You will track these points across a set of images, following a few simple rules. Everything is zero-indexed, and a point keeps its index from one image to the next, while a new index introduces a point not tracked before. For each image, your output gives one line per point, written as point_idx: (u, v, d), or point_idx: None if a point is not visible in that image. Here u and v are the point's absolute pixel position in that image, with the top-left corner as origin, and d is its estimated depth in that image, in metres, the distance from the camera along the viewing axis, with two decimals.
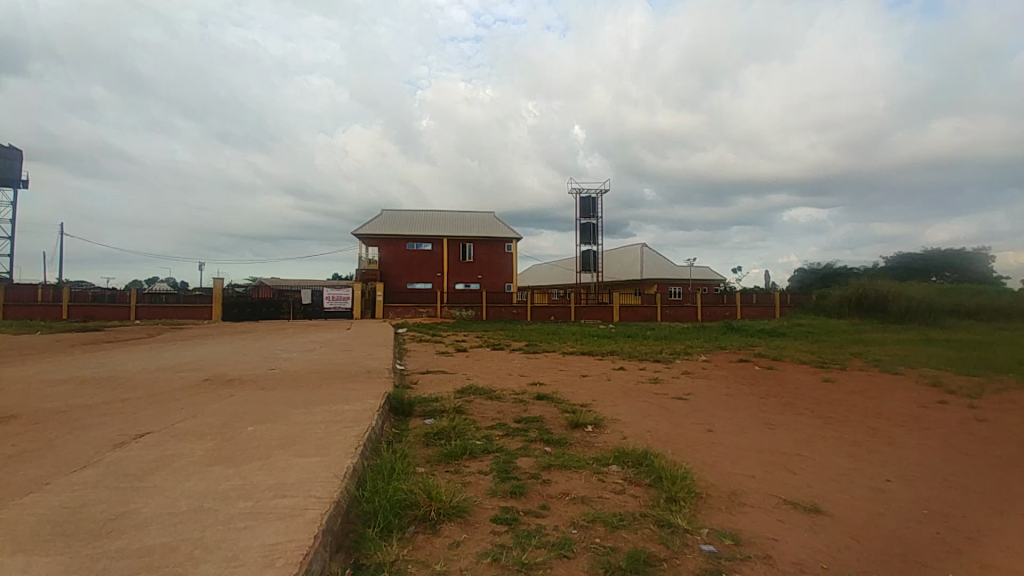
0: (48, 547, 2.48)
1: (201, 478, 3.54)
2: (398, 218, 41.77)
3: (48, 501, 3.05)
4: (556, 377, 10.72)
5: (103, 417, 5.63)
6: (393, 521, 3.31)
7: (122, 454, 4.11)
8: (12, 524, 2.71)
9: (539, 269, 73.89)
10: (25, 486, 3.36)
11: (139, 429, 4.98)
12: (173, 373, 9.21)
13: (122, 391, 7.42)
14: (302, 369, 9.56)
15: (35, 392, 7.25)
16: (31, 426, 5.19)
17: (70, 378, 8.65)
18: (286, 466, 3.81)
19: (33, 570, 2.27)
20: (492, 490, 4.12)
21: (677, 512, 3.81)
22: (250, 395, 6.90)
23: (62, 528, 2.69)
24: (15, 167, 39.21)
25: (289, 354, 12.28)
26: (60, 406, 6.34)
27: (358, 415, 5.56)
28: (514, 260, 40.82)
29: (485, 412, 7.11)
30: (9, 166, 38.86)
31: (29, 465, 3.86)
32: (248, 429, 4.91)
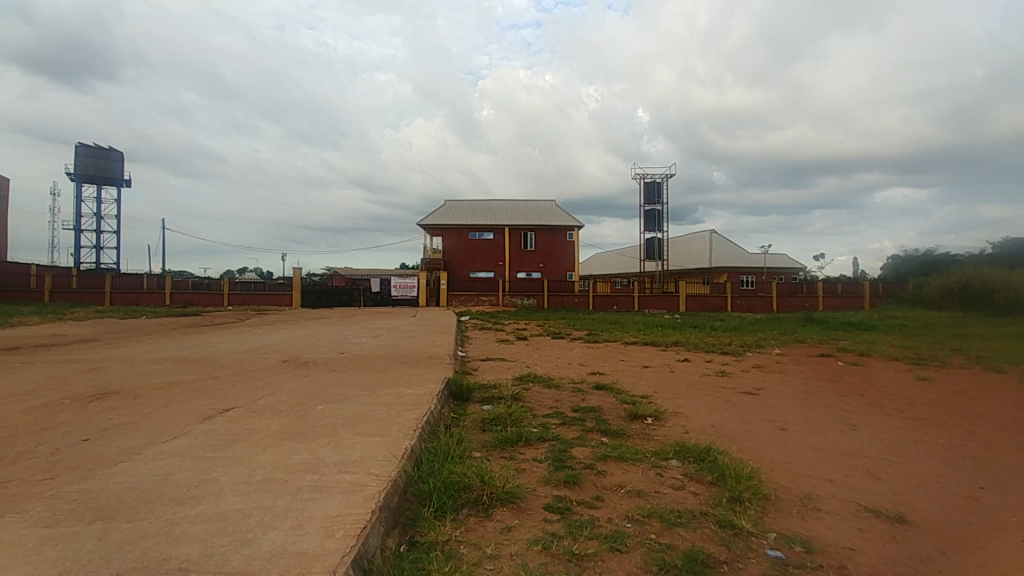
0: (128, 514, 2.76)
1: (276, 450, 3.84)
2: (460, 208, 42.55)
3: (135, 470, 3.41)
4: (617, 367, 10.48)
5: (195, 393, 6.24)
6: (447, 502, 3.41)
7: (208, 427, 4.55)
8: (104, 491, 3.07)
9: (601, 257, 72.79)
10: (121, 455, 3.81)
11: (225, 405, 5.48)
12: (257, 354, 10.04)
13: (214, 370, 8.20)
14: (370, 353, 10.09)
15: (144, 371, 8.19)
16: (133, 402, 5.86)
17: (169, 357, 9.72)
18: (350, 444, 4.03)
19: (111, 536, 2.53)
20: (546, 478, 4.11)
21: (740, 513, 3.61)
22: (322, 376, 7.37)
23: (147, 495, 3.01)
24: (116, 167, 44.26)
25: (358, 340, 12.97)
26: (160, 382, 7.12)
27: (419, 398, 5.77)
28: (576, 248, 40.30)
29: (543, 400, 7.11)
30: (112, 167, 43.93)
31: (132, 436, 4.38)
32: (319, 408, 5.26)
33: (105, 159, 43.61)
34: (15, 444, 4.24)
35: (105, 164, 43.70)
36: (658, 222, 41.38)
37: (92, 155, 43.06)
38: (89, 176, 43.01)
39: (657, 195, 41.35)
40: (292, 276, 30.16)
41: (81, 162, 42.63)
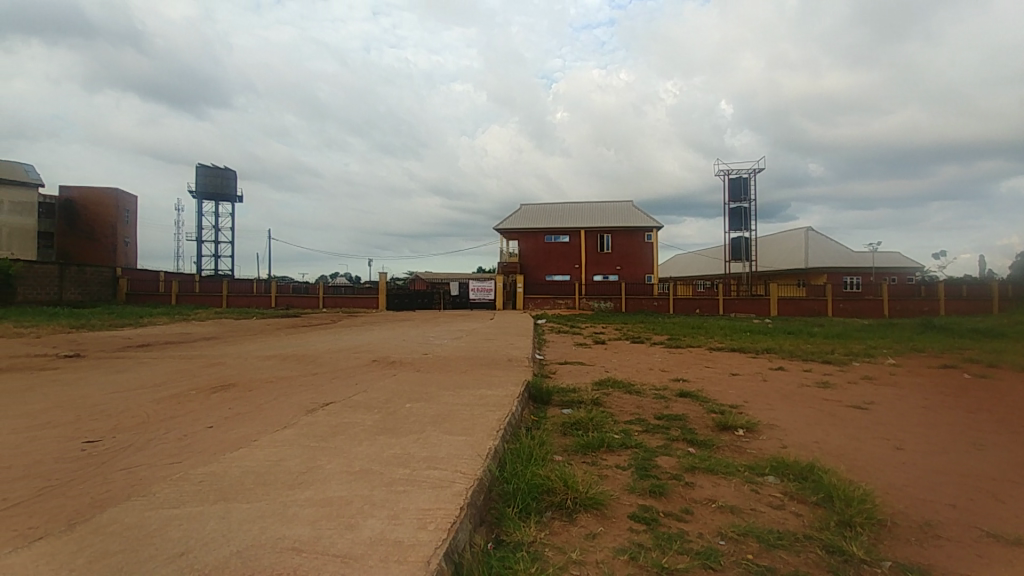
0: (246, 495, 3.06)
1: (371, 444, 4.10)
2: (536, 212, 42.86)
3: (251, 456, 3.79)
4: (702, 374, 9.97)
5: (298, 388, 6.86)
6: (532, 504, 3.45)
7: (311, 419, 4.96)
8: (227, 473, 3.45)
9: (682, 259, 69.72)
10: (239, 442, 4.27)
11: (324, 399, 5.95)
12: (350, 353, 10.80)
13: (314, 367, 8.95)
14: (452, 355, 10.46)
15: (256, 366, 9.14)
16: (247, 394, 6.53)
17: (276, 354, 10.74)
18: (437, 441, 4.21)
19: (233, 514, 2.82)
20: (631, 486, 4.00)
21: (848, 538, 3.28)
22: (408, 376, 7.77)
23: (262, 479, 3.34)
24: (229, 184, 49.83)
25: (439, 341, 13.46)
26: (270, 376, 7.91)
27: (500, 400, 5.89)
28: (656, 249, 38.91)
29: (624, 406, 6.94)
30: (227, 184, 49.56)
31: (248, 425, 4.90)
32: (407, 406, 5.54)
33: (222, 178, 49.30)
34: (153, 430, 4.86)
35: (220, 182, 49.33)
36: (745, 221, 38.84)
37: (211, 174, 48.85)
38: (208, 193, 48.84)
39: (744, 192, 38.76)
40: (379, 281, 32.08)
41: (202, 181, 48.50)
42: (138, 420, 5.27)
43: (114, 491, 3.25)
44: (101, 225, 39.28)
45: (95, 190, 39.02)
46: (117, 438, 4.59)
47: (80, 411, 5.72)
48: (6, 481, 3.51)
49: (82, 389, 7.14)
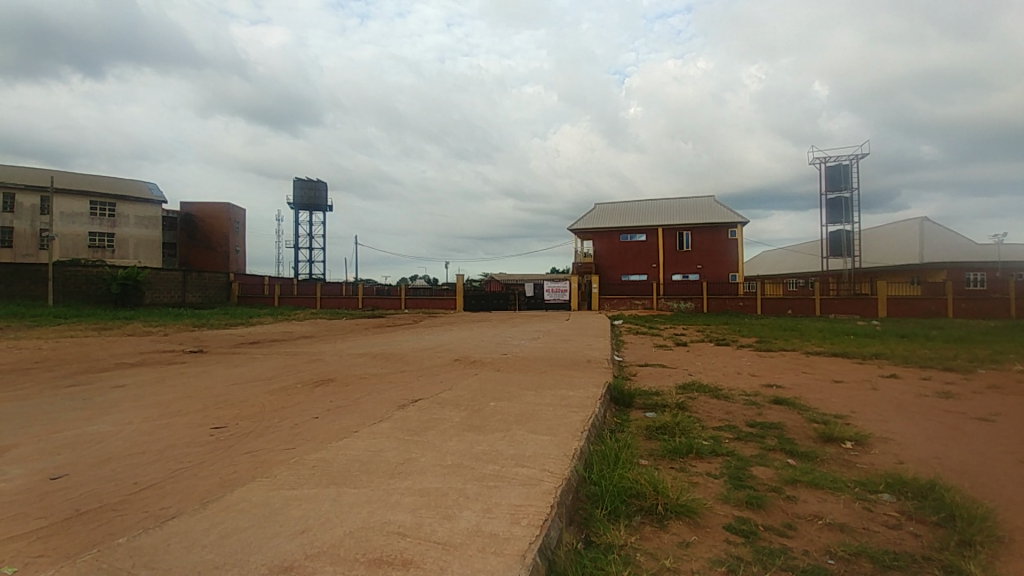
0: (353, 482, 3.32)
1: (460, 439, 4.29)
2: (612, 210, 42.07)
3: (354, 446, 4.12)
4: (799, 380, 9.24)
5: (388, 384, 7.31)
6: (621, 507, 3.42)
7: (402, 414, 5.28)
8: (336, 460, 3.77)
9: (771, 255, 65.04)
10: (343, 432, 4.66)
11: (413, 396, 6.29)
12: (433, 352, 11.30)
13: (400, 365, 9.48)
14: (530, 355, 10.59)
15: (350, 363, 9.86)
16: (344, 389, 7.08)
17: (366, 352, 11.51)
18: (523, 439, 4.30)
19: (343, 497, 3.07)
20: (725, 496, 3.82)
21: (969, 558, 2.93)
22: (489, 375, 7.98)
23: (365, 467, 3.61)
24: (321, 195, 54.03)
25: (517, 342, 13.67)
26: (362, 373, 8.50)
27: (582, 401, 5.88)
28: (741, 246, 36.54)
29: (711, 411, 6.63)
30: (319, 195, 53.81)
31: (349, 416, 5.33)
32: (491, 404, 5.72)
33: (315, 189, 53.61)
34: (268, 419, 5.44)
35: (314, 193, 53.69)
36: (845, 213, 35.37)
37: (306, 187, 53.32)
38: (303, 204, 53.35)
39: (844, 180, 35.32)
40: (456, 282, 33.17)
41: (298, 193, 53.08)
42: (253, 410, 5.90)
43: (239, 473, 3.66)
44: (214, 235, 44.30)
45: (209, 205, 44.13)
46: (237, 426, 5.17)
47: (207, 401, 6.51)
48: (151, 462, 4.07)
49: (207, 381, 8.13)
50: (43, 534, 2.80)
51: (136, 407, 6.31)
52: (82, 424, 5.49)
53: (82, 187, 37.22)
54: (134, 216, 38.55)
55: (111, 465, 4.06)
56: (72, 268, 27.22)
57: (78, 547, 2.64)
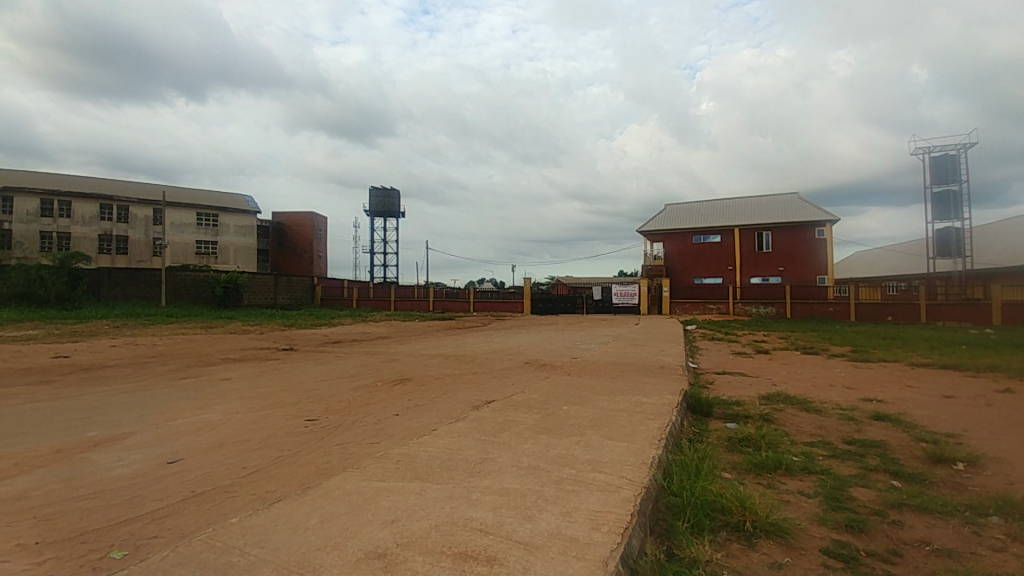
0: (435, 478, 3.47)
1: (535, 442, 4.33)
2: (683, 211, 40.48)
3: (434, 443, 4.30)
4: (902, 394, 8.35)
5: (461, 385, 7.54)
6: (704, 521, 3.28)
7: (478, 414, 5.43)
8: (419, 455, 3.96)
9: (865, 257, 59.46)
10: (423, 429, 4.87)
11: (487, 397, 6.44)
12: (503, 355, 11.48)
13: (472, 366, 9.72)
14: (601, 359, 10.45)
15: (425, 363, 10.27)
16: (421, 388, 7.39)
17: (440, 353, 11.94)
18: (599, 445, 4.26)
19: (428, 491, 3.22)
20: (820, 517, 3.54)
21: None
22: (560, 379, 7.98)
23: (446, 464, 3.75)
24: (395, 202, 56.77)
25: (586, 346, 13.53)
26: (437, 373, 8.82)
27: (658, 408, 5.72)
28: (831, 246, 33.76)
29: (801, 425, 6.16)
30: (393, 203, 56.57)
31: (428, 414, 5.57)
32: (564, 408, 5.72)
33: (389, 197, 56.42)
34: (353, 414, 5.81)
35: (389, 201, 56.52)
36: (956, 207, 31.50)
37: (381, 195, 56.29)
38: (379, 212, 56.35)
39: (953, 172, 31.47)
40: (523, 286, 33.44)
41: (374, 202, 56.10)
42: (340, 405, 6.32)
43: (332, 463, 3.94)
44: (301, 242, 47.96)
45: (296, 214, 47.92)
46: (326, 419, 5.57)
47: (299, 395, 7.08)
48: (253, 450, 4.48)
49: (299, 377, 8.82)
50: (166, 512, 3.16)
51: (240, 399, 6.98)
52: (195, 412, 6.16)
53: (189, 200, 41.71)
54: (233, 226, 42.69)
55: (221, 450, 4.51)
56: (183, 273, 30.71)
57: (198, 524, 2.94)
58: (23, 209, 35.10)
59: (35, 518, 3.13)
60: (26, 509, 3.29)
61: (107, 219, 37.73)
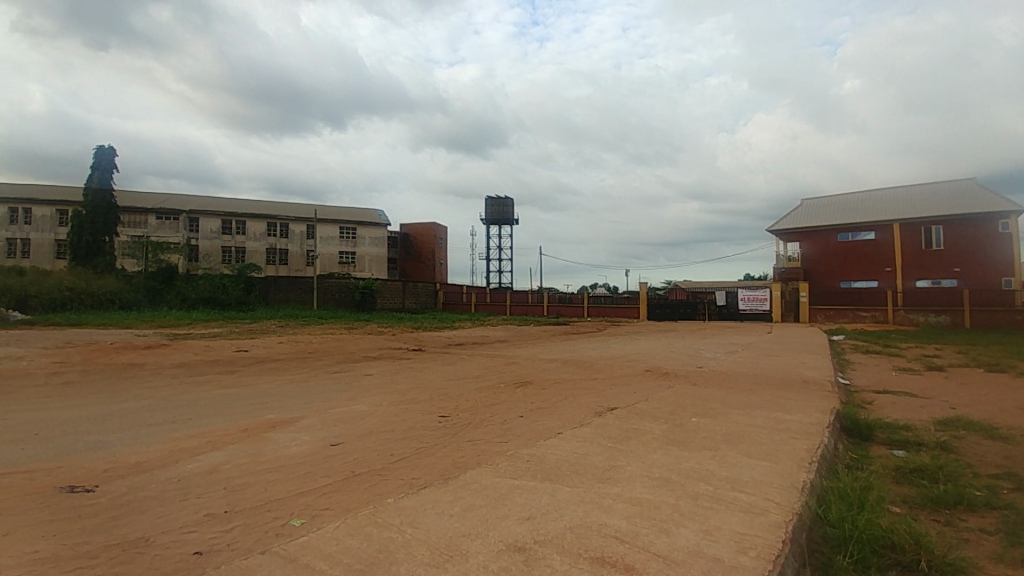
0: (565, 480, 3.52)
1: (665, 453, 4.17)
2: (824, 206, 35.86)
3: (561, 446, 4.37)
4: None
5: (580, 390, 7.53)
6: (870, 557, 2.87)
7: (601, 420, 5.38)
8: (548, 458, 4.05)
9: None
10: (549, 432, 4.98)
11: (609, 404, 6.35)
12: (622, 361, 11.22)
13: (591, 372, 9.64)
14: (730, 370, 9.70)
15: (543, 367, 10.43)
16: (542, 391, 7.53)
17: (557, 358, 12.03)
18: (737, 462, 3.97)
19: (559, 494, 3.27)
20: (1011, 561, 2.93)
21: None
22: (686, 389, 7.57)
23: (574, 468, 3.79)
24: (509, 210, 58.71)
25: (712, 355, 12.65)
26: (556, 378, 8.92)
27: (803, 426, 5.15)
28: (1018, 242, 27.91)
29: (992, 456, 5.09)
30: (507, 211, 58.52)
31: (551, 418, 5.67)
32: (693, 419, 5.42)
33: (503, 206, 58.51)
34: (481, 412, 6.14)
35: (503, 210, 58.65)
36: None
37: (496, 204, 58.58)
38: (494, 220, 58.75)
39: None
40: (639, 291, 32.31)
41: (489, 211, 58.56)
42: (469, 404, 6.72)
43: (466, 458, 4.21)
44: (425, 250, 51.87)
45: (421, 224, 52.03)
46: (457, 416, 5.96)
47: (431, 392, 7.66)
48: (396, 439, 4.96)
49: (430, 376, 9.57)
50: (331, 489, 3.63)
51: (381, 393, 7.76)
52: (345, 403, 6.98)
53: (334, 216, 47.49)
54: (369, 237, 47.62)
55: (370, 438, 5.07)
56: (330, 280, 35.03)
57: (357, 503, 3.33)
58: (211, 229, 42.77)
59: (232, 487, 3.79)
60: (224, 479, 3.99)
61: (271, 235, 44.52)
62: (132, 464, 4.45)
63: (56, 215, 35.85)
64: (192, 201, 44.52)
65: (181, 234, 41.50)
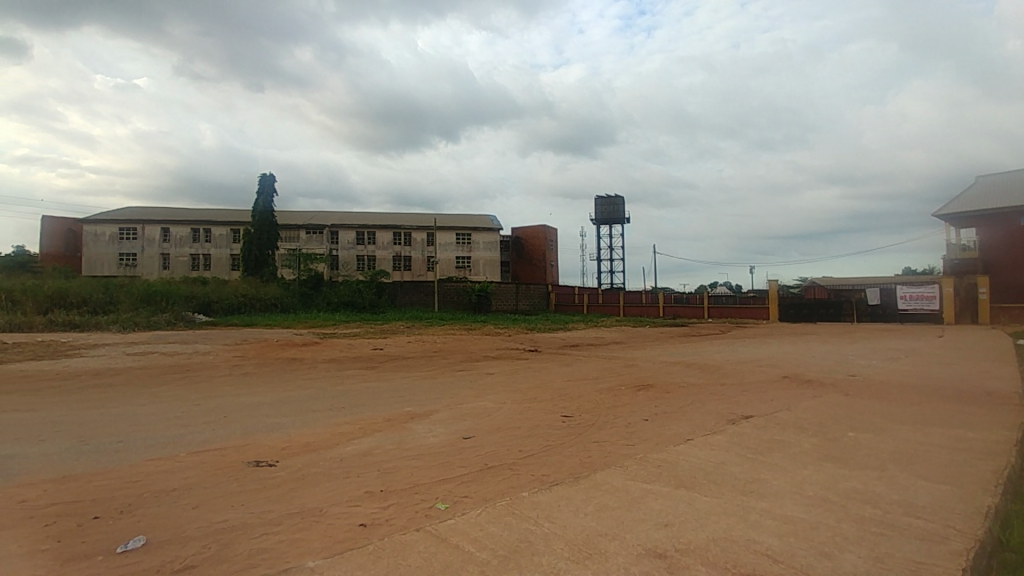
0: (702, 489, 3.35)
1: (817, 469, 3.76)
2: (1010, 184, 29.36)
3: (694, 453, 4.16)
4: None
5: (710, 396, 7.07)
6: None
7: (737, 429, 5.01)
8: (680, 464, 3.89)
9: None
10: (679, 437, 4.76)
11: (744, 411, 5.88)
12: (755, 366, 10.30)
13: (720, 377, 9.00)
14: (891, 379, 8.39)
15: (665, 370, 10.00)
16: (666, 395, 7.23)
17: (680, 361, 11.43)
18: (908, 484, 3.45)
19: (697, 503, 3.12)
20: None
21: None
22: (836, 398, 6.71)
23: (711, 477, 3.59)
24: (620, 208, 57.21)
25: (866, 361, 11.02)
26: (681, 382, 8.48)
27: (997, 448, 4.28)
28: None
29: None
30: (618, 209, 57.14)
31: (679, 423, 5.42)
32: (848, 434, 4.80)
33: (613, 204, 57.20)
34: (605, 414, 6.07)
35: (614, 209, 57.36)
36: None
37: (606, 203, 57.49)
38: (604, 219, 57.70)
39: None
40: (770, 290, 29.36)
41: (600, 211, 57.71)
42: (591, 405, 6.69)
43: (594, 458, 4.22)
44: (536, 253, 52.81)
45: (532, 228, 53.08)
46: (580, 417, 5.98)
47: (552, 392, 7.78)
48: (523, 436, 5.14)
49: (550, 375, 9.73)
50: (469, 479, 3.89)
51: (504, 391, 8.08)
52: (473, 400, 7.40)
53: (451, 223, 50.51)
54: (483, 242, 49.78)
55: (499, 433, 5.33)
56: (449, 284, 37.32)
57: (491, 494, 3.51)
58: (348, 240, 48.17)
59: (384, 469, 4.25)
60: (377, 462, 4.50)
61: (397, 243, 48.78)
62: (303, 444, 5.20)
63: (230, 233, 43.24)
64: (333, 216, 50.56)
65: (325, 246, 47.35)
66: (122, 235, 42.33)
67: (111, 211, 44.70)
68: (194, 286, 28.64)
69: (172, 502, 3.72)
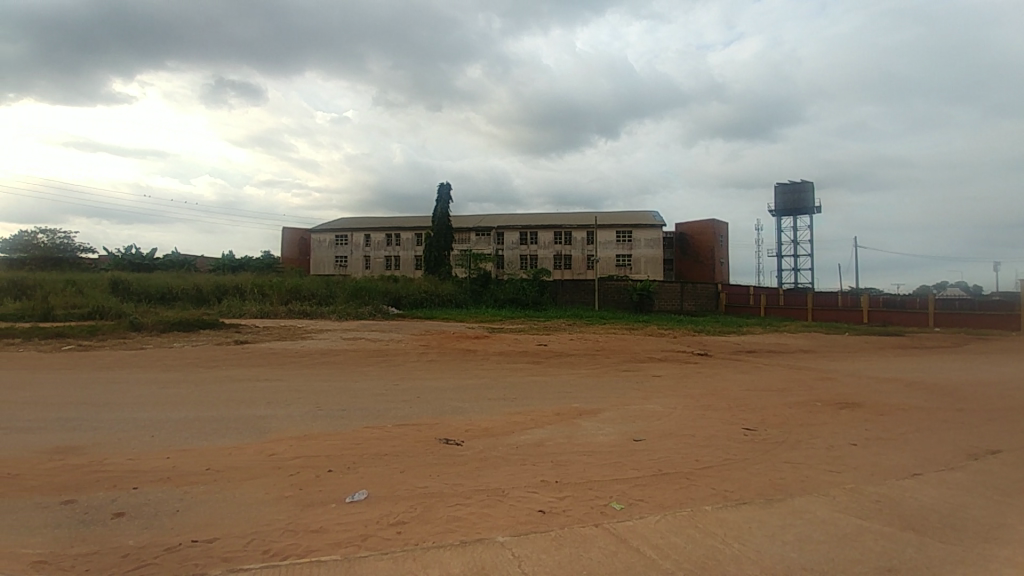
0: (938, 534, 2.72)
1: None
2: None
3: (925, 490, 3.40)
4: None
5: (942, 423, 5.68)
6: None
7: (989, 467, 3.93)
8: (904, 501, 3.21)
9: None
10: (901, 470, 3.92)
11: (997, 447, 4.58)
12: (1010, 390, 7.94)
13: (954, 400, 7.17)
14: None
15: (872, 387, 8.35)
16: (878, 417, 6.02)
17: (892, 378, 9.42)
18: None
19: (930, 550, 2.55)
20: None
21: None
22: None
23: (951, 521, 2.89)
24: (808, 196, 49.36)
25: None
26: (897, 403, 6.98)
27: None
28: None
29: None
30: (804, 197, 49.45)
31: (898, 452, 4.47)
32: None
33: (799, 192, 49.66)
34: (797, 432, 5.33)
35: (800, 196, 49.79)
36: None
37: (788, 191, 50.24)
38: (786, 209, 50.54)
39: None
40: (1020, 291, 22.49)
41: (781, 200, 50.72)
42: (777, 420, 5.94)
43: (787, 480, 3.74)
44: (704, 249, 48.88)
45: (698, 222, 49.32)
46: (766, 431, 5.35)
47: (730, 401, 7.11)
48: (698, 445, 4.81)
49: (725, 383, 8.90)
50: (643, 482, 3.80)
51: (674, 396, 7.67)
52: (640, 401, 7.19)
53: (611, 221, 49.82)
54: (644, 239, 47.99)
55: (671, 438, 5.09)
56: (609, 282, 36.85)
57: (665, 502, 3.38)
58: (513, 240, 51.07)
59: (558, 461, 4.41)
60: (550, 453, 4.69)
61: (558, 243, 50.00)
62: (483, 429, 5.70)
63: (415, 237, 49.56)
64: (499, 219, 54.13)
65: (492, 246, 50.99)
66: (336, 240, 51.63)
67: (329, 222, 54.91)
68: (389, 283, 33.59)
69: (384, 465, 4.44)
